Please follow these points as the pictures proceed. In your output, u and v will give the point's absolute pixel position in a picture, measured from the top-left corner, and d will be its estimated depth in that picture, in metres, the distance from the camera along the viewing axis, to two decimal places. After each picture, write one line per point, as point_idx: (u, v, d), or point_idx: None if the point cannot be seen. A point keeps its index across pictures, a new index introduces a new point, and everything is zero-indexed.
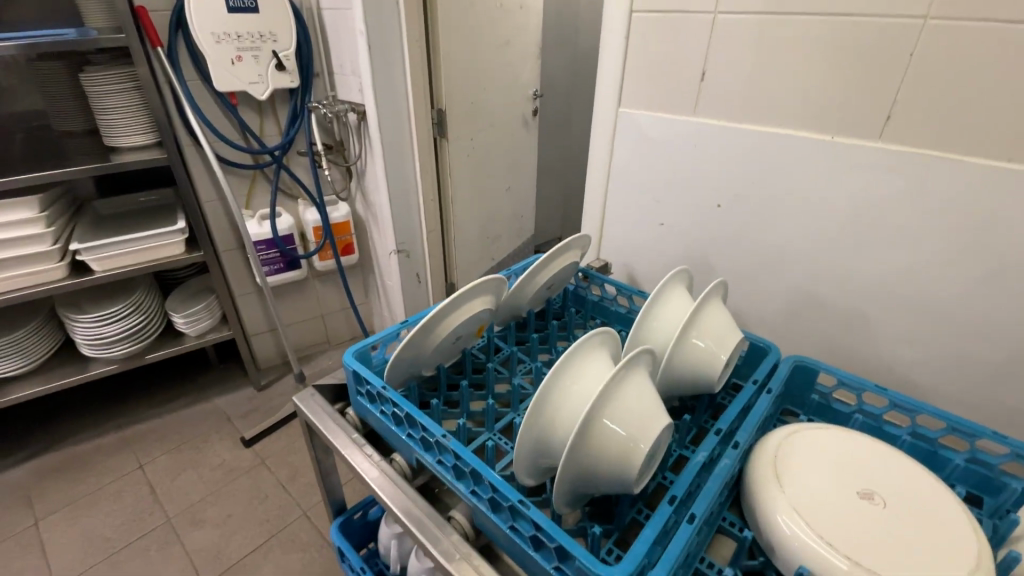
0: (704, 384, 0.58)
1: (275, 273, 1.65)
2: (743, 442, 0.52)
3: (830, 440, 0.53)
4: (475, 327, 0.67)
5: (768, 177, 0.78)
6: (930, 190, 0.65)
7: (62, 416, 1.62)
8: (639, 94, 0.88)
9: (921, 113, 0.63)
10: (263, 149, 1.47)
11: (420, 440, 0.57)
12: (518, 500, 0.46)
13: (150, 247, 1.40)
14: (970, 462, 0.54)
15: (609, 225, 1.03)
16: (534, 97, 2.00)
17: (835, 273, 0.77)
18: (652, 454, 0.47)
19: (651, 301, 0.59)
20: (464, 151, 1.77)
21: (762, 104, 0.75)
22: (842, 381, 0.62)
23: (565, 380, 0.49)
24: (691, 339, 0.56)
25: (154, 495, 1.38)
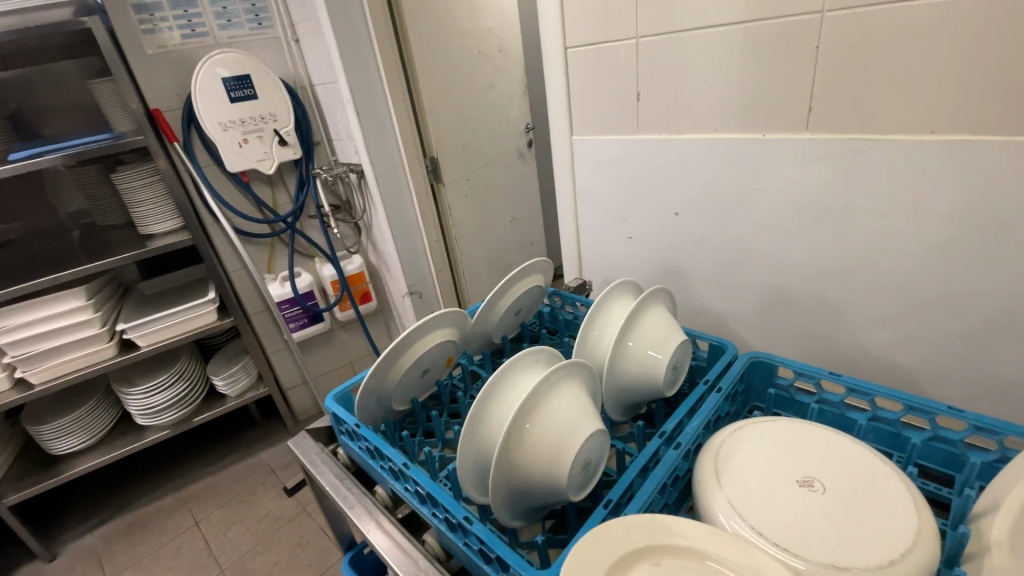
0: (651, 389, 0.60)
1: (300, 329, 1.75)
2: (684, 443, 0.55)
3: (774, 433, 0.54)
4: (441, 359, 0.72)
5: (714, 182, 0.79)
6: (864, 173, 0.63)
7: (127, 483, 1.77)
8: (587, 122, 0.93)
9: (838, 101, 0.62)
10: (277, 218, 1.61)
11: (391, 470, 0.62)
12: (464, 517, 0.50)
13: (187, 319, 1.54)
14: (932, 440, 0.53)
15: (585, 245, 1.06)
16: (526, 130, 2.08)
17: (795, 266, 0.76)
18: (587, 459, 0.51)
19: (592, 315, 0.63)
20: (462, 192, 1.86)
21: (692, 114, 0.77)
22: (798, 372, 0.62)
23: (500, 397, 0.54)
24: (628, 346, 0.59)
25: (209, 549, 1.48)
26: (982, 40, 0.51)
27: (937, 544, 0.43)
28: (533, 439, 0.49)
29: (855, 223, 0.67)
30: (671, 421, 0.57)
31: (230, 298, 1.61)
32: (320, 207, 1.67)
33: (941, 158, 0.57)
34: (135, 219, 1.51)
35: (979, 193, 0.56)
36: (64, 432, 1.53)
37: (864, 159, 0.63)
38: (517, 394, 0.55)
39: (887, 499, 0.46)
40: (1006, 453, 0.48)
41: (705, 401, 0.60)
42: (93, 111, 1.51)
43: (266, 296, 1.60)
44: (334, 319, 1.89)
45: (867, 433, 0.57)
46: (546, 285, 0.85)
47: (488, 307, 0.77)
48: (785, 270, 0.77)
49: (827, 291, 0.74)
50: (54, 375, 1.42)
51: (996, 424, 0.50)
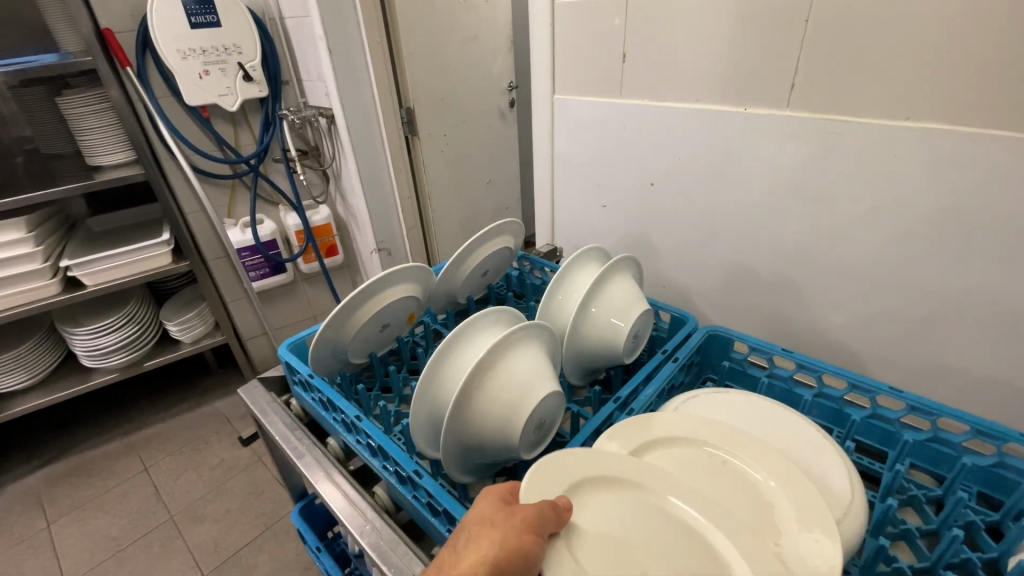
0: (610, 354, 0.60)
1: (260, 279, 1.69)
2: (638, 409, 0.55)
3: (727, 403, 0.56)
4: (402, 314, 0.71)
5: (690, 154, 0.78)
6: (839, 154, 0.63)
7: (76, 424, 1.72)
8: (571, 81, 0.90)
9: (821, 79, 0.61)
10: (239, 159, 1.53)
11: (343, 422, 0.61)
12: (414, 470, 0.50)
13: (139, 260, 1.46)
14: (870, 417, 0.56)
15: (559, 210, 1.05)
16: (509, 89, 2.01)
17: (763, 246, 0.76)
18: (540, 420, 0.51)
19: (558, 277, 0.62)
20: (438, 147, 1.80)
21: (675, 82, 0.75)
22: (752, 347, 0.64)
23: (457, 355, 0.53)
24: (592, 312, 0.59)
25: (158, 495, 1.46)
26: (970, 26, 0.50)
27: (866, 516, 0.45)
28: (487, 398, 0.49)
29: (824, 205, 0.67)
30: (626, 387, 0.58)
31: (186, 240, 1.53)
32: (285, 151, 1.58)
33: (912, 146, 0.57)
34: (82, 149, 1.41)
35: (947, 182, 0.56)
36: (3, 370, 1.45)
37: (843, 140, 0.62)
38: (474, 353, 0.54)
39: (821, 472, 0.48)
40: (939, 433, 0.52)
41: (661, 369, 0.61)
42: (38, 27, 1.37)
43: (225, 241, 1.53)
44: (298, 270, 1.83)
45: (811, 408, 0.59)
46: (516, 247, 0.84)
47: (455, 265, 0.75)
48: (752, 248, 0.78)
49: (789, 271, 0.75)
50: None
51: (932, 406, 0.53)
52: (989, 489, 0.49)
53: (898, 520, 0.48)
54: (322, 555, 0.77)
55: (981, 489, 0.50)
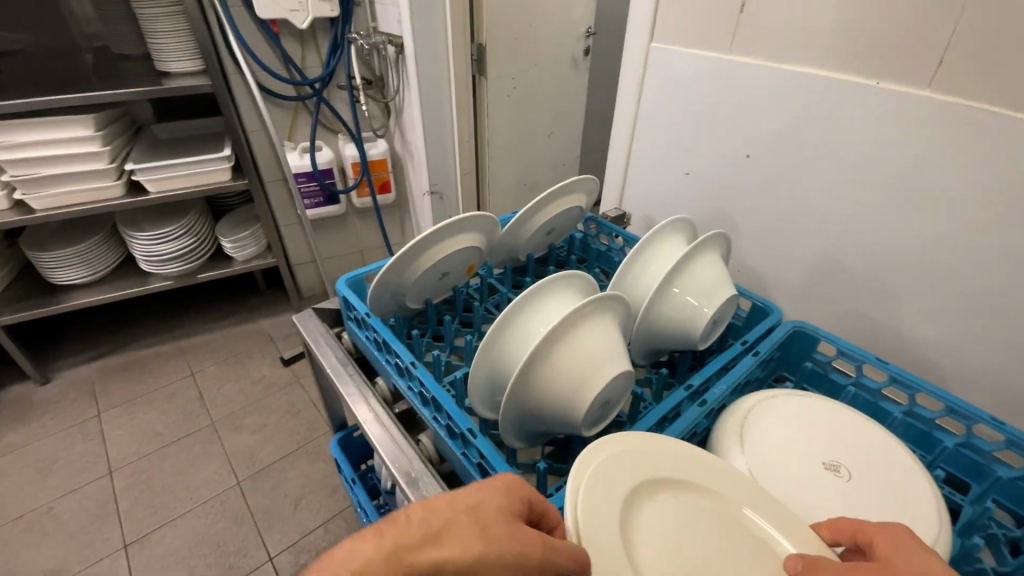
0: (684, 338, 0.55)
1: (315, 208, 1.71)
2: (711, 400, 0.51)
3: (813, 410, 0.51)
4: (463, 264, 0.67)
5: (796, 127, 0.68)
6: (981, 150, 0.52)
7: (133, 322, 1.82)
8: (674, 27, 0.79)
9: (980, 54, 0.50)
10: (305, 81, 1.48)
11: (396, 365, 0.60)
12: (468, 429, 0.48)
13: (198, 172, 1.48)
14: (961, 445, 0.48)
15: (633, 170, 0.97)
16: (586, 36, 1.87)
17: (861, 243, 0.66)
18: (606, 399, 0.48)
19: (640, 246, 0.56)
20: (505, 91, 1.71)
21: (792, 39, 0.64)
22: (841, 352, 0.57)
23: (527, 319, 0.49)
24: (672, 291, 0.53)
25: (202, 401, 1.53)
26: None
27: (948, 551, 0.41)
28: (552, 369, 0.46)
29: (947, 210, 0.56)
30: (698, 374, 0.53)
31: (246, 159, 1.53)
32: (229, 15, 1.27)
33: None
34: (153, 53, 1.40)
35: None
36: (65, 264, 1.52)
37: (989, 134, 0.51)
38: (543, 320, 0.50)
39: (904, 495, 0.43)
40: None
41: (737, 361, 0.56)
42: None
43: (283, 165, 1.52)
44: (351, 204, 1.83)
45: (895, 426, 0.53)
46: (586, 207, 0.78)
47: (524, 219, 0.70)
48: (846, 241, 0.68)
49: (885, 275, 0.65)
50: (63, 203, 1.39)
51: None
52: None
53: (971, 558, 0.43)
54: (356, 489, 0.78)
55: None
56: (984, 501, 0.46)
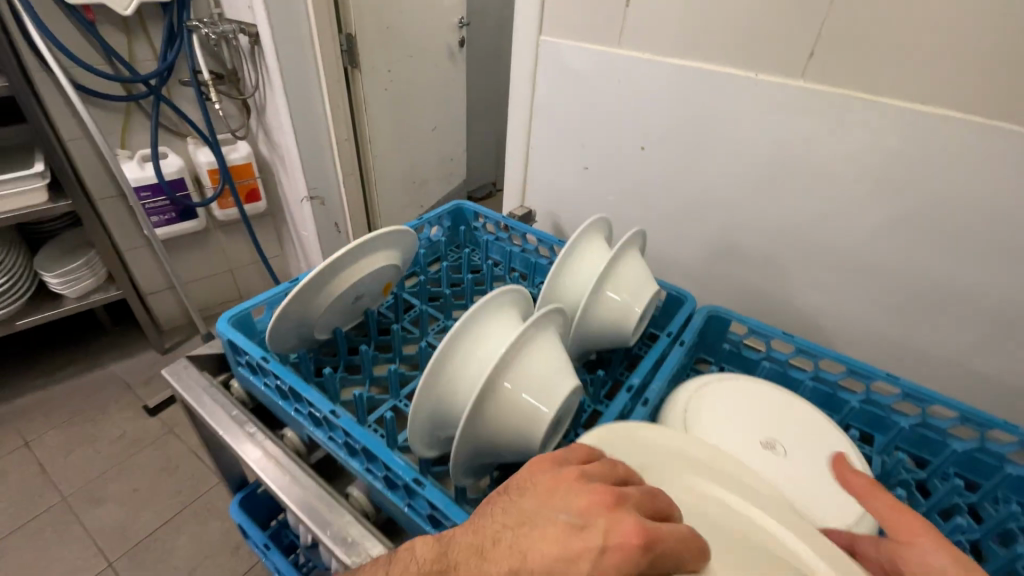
0: (618, 339, 0.54)
1: (166, 225, 1.38)
2: (653, 399, 0.49)
3: (739, 393, 0.50)
4: (377, 285, 0.60)
5: (683, 117, 0.70)
6: (869, 135, 0.57)
7: (12, 369, 1.49)
8: (559, 17, 0.76)
9: (845, 45, 0.55)
10: (134, 77, 1.18)
11: (309, 416, 0.49)
12: (412, 479, 0.41)
13: (19, 199, 1.16)
14: (864, 403, 0.53)
15: (533, 168, 0.92)
16: (461, 27, 1.63)
17: (770, 223, 0.70)
18: (557, 417, 0.43)
19: (568, 250, 0.53)
20: (382, 87, 1.42)
21: (671, 37, 0.67)
22: (752, 329, 0.58)
23: (472, 344, 0.43)
24: (604, 293, 0.52)
25: (48, 474, 1.24)
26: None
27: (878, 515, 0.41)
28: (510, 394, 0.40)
29: (881, 189, 0.59)
30: (637, 374, 0.52)
31: (69, 177, 1.21)
32: (196, 74, 1.24)
33: (962, 137, 0.51)
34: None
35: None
36: None
37: (873, 121, 0.56)
38: (486, 342, 0.44)
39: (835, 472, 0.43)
40: (930, 419, 0.50)
41: (667, 353, 0.55)
42: None
43: (118, 178, 1.20)
44: (213, 217, 1.52)
45: (806, 393, 0.56)
46: None
47: None
48: (744, 223, 0.72)
49: (795, 240, 0.68)
50: (40, 308, 1.36)
51: (926, 393, 0.50)
52: (966, 471, 0.49)
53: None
54: (272, 554, 0.64)
55: (962, 474, 0.49)
56: (890, 449, 0.51)
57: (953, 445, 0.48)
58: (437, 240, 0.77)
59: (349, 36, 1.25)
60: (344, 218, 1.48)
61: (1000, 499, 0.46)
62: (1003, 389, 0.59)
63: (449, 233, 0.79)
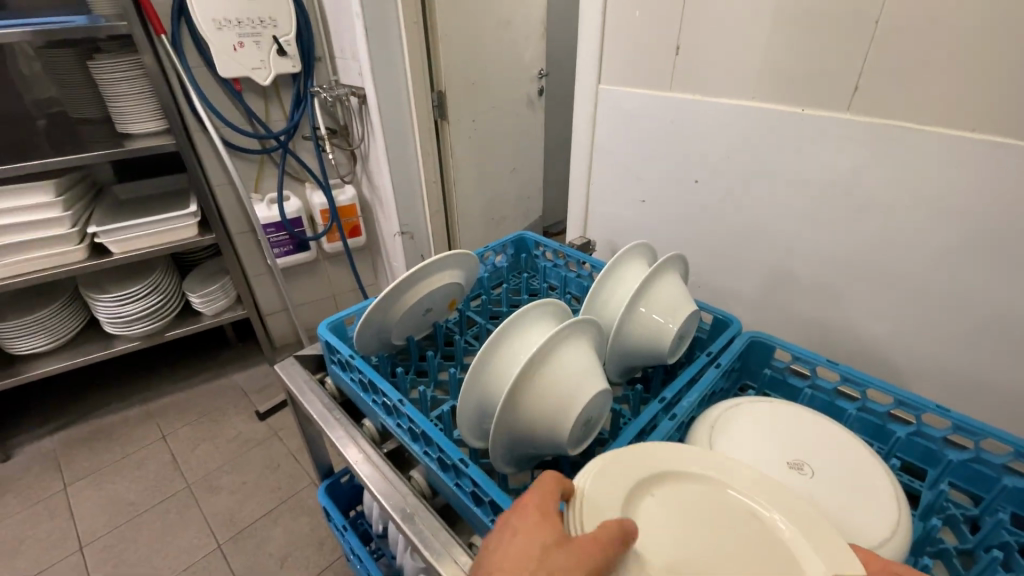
0: (654, 355, 0.58)
1: (285, 255, 1.62)
2: (681, 413, 0.53)
3: (772, 416, 0.52)
4: (444, 300, 0.69)
5: (733, 151, 0.74)
6: (919, 165, 0.57)
7: (159, 373, 1.79)
8: (616, 68, 0.84)
9: (886, 80, 0.57)
10: (269, 134, 1.44)
11: (383, 405, 0.57)
12: (460, 458, 0.47)
13: (168, 231, 1.42)
14: (914, 435, 0.51)
15: (594, 203, 0.99)
16: (540, 77, 1.78)
17: (826, 252, 0.70)
18: (590, 417, 0.48)
19: (607, 271, 0.59)
20: (466, 134, 1.58)
21: (720, 81, 0.72)
22: (795, 356, 0.59)
23: (512, 348, 0.50)
24: (639, 309, 0.56)
25: (177, 463, 1.47)
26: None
27: (909, 540, 0.41)
28: (539, 392, 0.46)
29: (936, 217, 0.58)
30: (671, 390, 0.56)
31: (213, 215, 1.47)
32: (315, 129, 1.48)
33: (1013, 165, 0.50)
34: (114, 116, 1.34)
35: None
36: (27, 331, 1.44)
37: (921, 151, 0.56)
38: (525, 347, 0.51)
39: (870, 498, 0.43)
40: (983, 454, 0.47)
41: (704, 373, 0.58)
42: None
43: (251, 216, 1.44)
44: (321, 248, 1.75)
45: (852, 423, 0.55)
46: None
47: None
48: (798, 252, 0.73)
49: (852, 270, 0.68)
50: (184, 324, 1.63)
51: (978, 426, 0.48)
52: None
53: (934, 538, 0.44)
54: (348, 536, 0.73)
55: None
56: (939, 485, 0.48)
57: (1007, 481, 0.45)
58: (501, 266, 0.85)
59: (440, 93, 1.43)
60: (429, 251, 1.64)
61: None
62: None
63: (512, 260, 0.87)
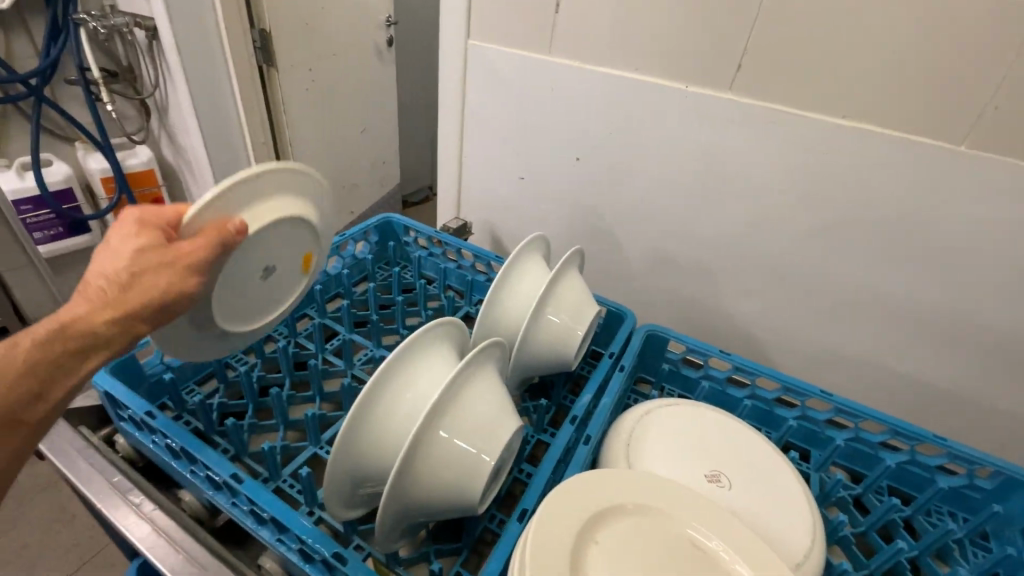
0: (561, 364, 0.51)
1: (51, 241, 1.21)
2: (594, 434, 0.46)
3: (681, 420, 0.48)
4: (294, 255, 0.47)
5: (617, 127, 0.68)
6: (799, 151, 0.57)
7: None
8: (486, 22, 0.71)
9: (771, 61, 0.55)
10: (11, 77, 1.02)
11: (208, 478, 0.42)
12: (332, 552, 0.35)
13: None
14: (800, 419, 0.52)
15: (466, 178, 0.88)
16: (389, 25, 1.56)
17: (706, 236, 0.69)
18: (499, 464, 0.39)
19: (505, 271, 0.49)
20: (304, 88, 1.32)
21: (604, 47, 0.64)
22: (690, 347, 0.56)
23: (398, 388, 0.37)
24: (545, 316, 0.48)
25: None
26: (995, 5, 0.43)
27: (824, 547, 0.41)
28: (441, 450, 0.35)
29: (810, 202, 0.59)
30: (577, 404, 0.49)
31: None
32: (82, 70, 1.09)
33: (885, 153, 0.53)
34: None
35: (949, 190, 0.51)
36: None
37: (801, 137, 0.56)
38: (415, 384, 0.38)
39: (790, 508, 0.42)
40: (863, 433, 0.50)
41: (608, 379, 0.53)
42: None
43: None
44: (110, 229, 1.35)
45: (743, 411, 0.55)
46: None
47: None
48: (680, 234, 0.71)
49: (730, 252, 0.68)
50: None
51: (857, 408, 0.50)
52: (899, 483, 0.50)
53: (836, 528, 0.46)
54: None
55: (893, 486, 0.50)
56: (826, 466, 0.50)
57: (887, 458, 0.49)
58: (363, 257, 0.70)
59: (262, 31, 1.14)
60: None
61: (932, 512, 0.48)
62: (921, 389, 0.62)
63: (377, 249, 0.72)
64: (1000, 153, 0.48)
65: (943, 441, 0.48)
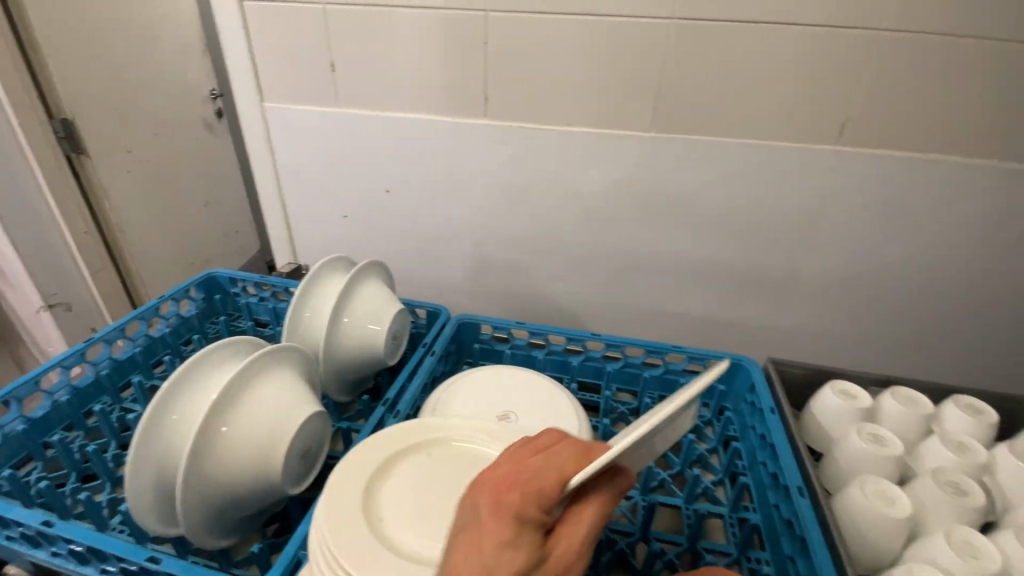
0: (370, 361, 0.57)
1: None
2: (404, 409, 0.54)
3: (484, 382, 0.58)
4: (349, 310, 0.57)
5: (411, 158, 0.79)
6: (549, 153, 0.73)
7: None
8: (277, 87, 0.79)
9: (509, 88, 0.70)
10: None
11: (25, 539, 0.43)
12: (147, 557, 0.39)
13: None
14: (585, 360, 0.65)
15: (295, 227, 0.92)
16: (213, 97, 1.60)
17: (507, 234, 0.81)
18: (303, 447, 0.45)
19: (304, 291, 0.55)
20: (126, 169, 1.30)
21: (383, 94, 0.75)
22: (494, 325, 0.67)
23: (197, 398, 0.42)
24: (345, 322, 0.55)
25: None
26: (630, 32, 0.63)
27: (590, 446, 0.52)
28: (234, 440, 0.41)
29: (569, 190, 0.75)
30: (392, 390, 0.57)
31: None
32: None
33: (604, 145, 0.70)
34: None
35: (652, 160, 0.70)
36: None
37: (547, 143, 0.72)
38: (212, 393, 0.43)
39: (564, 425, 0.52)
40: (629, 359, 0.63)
41: (422, 364, 0.61)
42: None
43: None
44: None
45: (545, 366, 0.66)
46: None
47: None
48: (487, 237, 0.82)
49: (528, 243, 0.81)
50: None
51: (620, 339, 0.64)
52: (664, 390, 0.63)
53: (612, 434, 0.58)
54: None
55: (661, 393, 0.63)
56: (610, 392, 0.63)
57: (649, 373, 0.63)
58: (190, 316, 0.71)
59: (63, 121, 1.10)
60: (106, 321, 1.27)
61: None
62: (685, 314, 0.80)
63: (204, 305, 0.73)
64: (667, 131, 0.68)
65: (681, 349, 0.63)
